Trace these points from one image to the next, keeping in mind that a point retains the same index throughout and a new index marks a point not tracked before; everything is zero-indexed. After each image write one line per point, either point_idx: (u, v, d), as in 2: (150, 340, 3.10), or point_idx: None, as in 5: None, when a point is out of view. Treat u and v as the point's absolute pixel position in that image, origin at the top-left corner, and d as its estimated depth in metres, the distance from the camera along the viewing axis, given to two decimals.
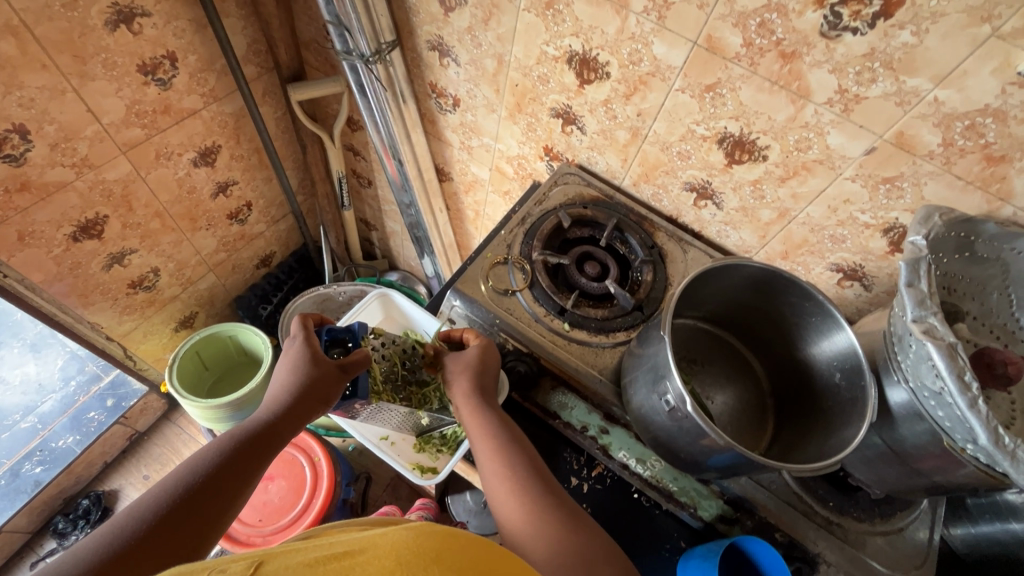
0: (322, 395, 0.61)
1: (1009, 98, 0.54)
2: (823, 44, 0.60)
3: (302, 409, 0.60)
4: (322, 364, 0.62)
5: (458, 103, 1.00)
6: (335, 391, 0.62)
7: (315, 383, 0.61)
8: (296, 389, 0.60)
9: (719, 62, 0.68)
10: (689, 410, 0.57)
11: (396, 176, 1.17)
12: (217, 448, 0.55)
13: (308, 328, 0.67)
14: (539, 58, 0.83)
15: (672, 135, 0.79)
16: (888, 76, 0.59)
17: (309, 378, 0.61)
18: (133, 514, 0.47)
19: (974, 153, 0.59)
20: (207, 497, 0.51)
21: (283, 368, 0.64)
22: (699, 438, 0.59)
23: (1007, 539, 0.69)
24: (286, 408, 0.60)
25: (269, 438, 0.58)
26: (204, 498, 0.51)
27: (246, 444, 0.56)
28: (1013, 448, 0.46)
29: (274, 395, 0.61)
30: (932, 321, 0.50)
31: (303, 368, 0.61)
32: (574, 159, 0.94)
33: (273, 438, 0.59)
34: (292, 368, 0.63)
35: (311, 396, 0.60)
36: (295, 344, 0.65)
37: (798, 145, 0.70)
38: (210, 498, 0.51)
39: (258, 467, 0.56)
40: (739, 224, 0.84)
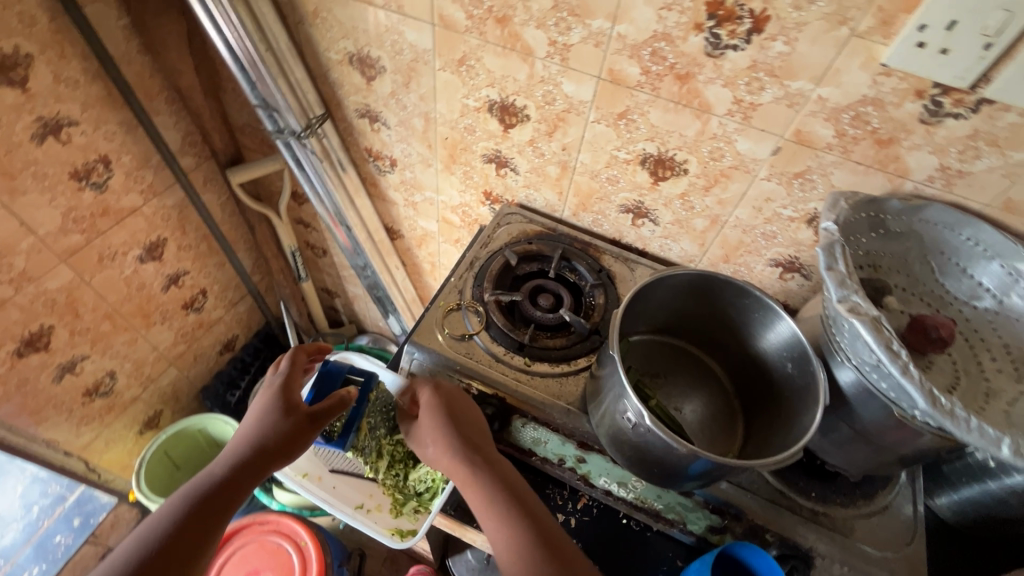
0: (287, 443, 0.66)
1: (881, 87, 0.59)
2: (711, 62, 0.65)
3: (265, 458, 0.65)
4: (294, 414, 0.67)
5: (395, 163, 1.03)
6: (305, 440, 0.67)
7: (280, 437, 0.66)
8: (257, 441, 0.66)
9: (624, 91, 0.73)
10: (649, 424, 0.58)
11: (348, 242, 1.20)
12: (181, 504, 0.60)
13: (290, 370, 0.74)
14: (461, 111, 0.87)
15: (597, 163, 0.83)
16: (774, 82, 0.64)
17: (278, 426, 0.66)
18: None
19: (865, 139, 0.64)
20: (176, 549, 0.56)
21: (255, 408, 0.70)
22: (665, 450, 0.59)
23: (988, 499, 0.70)
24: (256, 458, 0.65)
25: (227, 489, 0.62)
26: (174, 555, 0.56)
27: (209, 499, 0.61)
28: (950, 406, 0.47)
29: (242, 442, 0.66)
30: (855, 299, 0.53)
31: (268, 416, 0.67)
32: (514, 200, 0.97)
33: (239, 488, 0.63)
34: (259, 419, 0.68)
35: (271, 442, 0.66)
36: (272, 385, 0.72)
37: (712, 155, 0.74)
38: (180, 554, 0.56)
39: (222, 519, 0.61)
40: (678, 236, 0.87)
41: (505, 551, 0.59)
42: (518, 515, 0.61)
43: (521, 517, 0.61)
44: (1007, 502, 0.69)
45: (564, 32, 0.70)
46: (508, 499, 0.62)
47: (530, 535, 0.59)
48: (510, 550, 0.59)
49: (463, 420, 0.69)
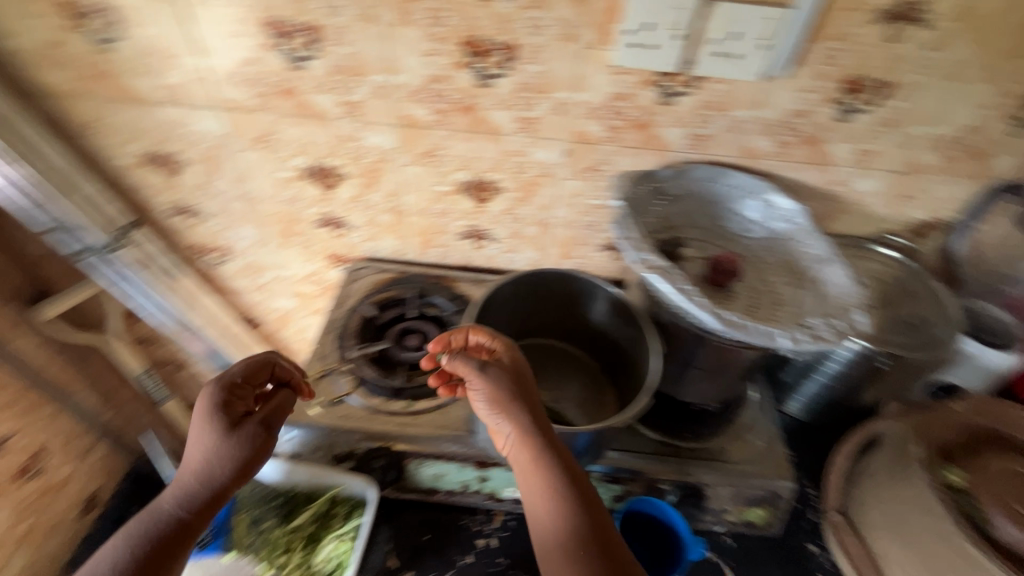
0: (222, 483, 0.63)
1: (622, 83, 0.71)
2: (485, 92, 0.73)
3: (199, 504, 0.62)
4: (244, 428, 0.65)
5: (229, 251, 0.99)
6: (267, 447, 0.66)
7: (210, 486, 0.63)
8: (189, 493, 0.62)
9: (422, 132, 0.78)
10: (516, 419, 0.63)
11: (203, 347, 1.12)
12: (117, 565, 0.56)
13: (220, 393, 0.66)
14: (278, 185, 0.87)
15: (424, 201, 0.88)
16: (541, 97, 0.73)
17: (229, 448, 0.63)
18: None
19: (628, 126, 0.76)
20: None
21: (195, 438, 0.63)
22: (538, 437, 0.64)
23: (817, 387, 0.84)
24: (192, 501, 0.62)
25: (179, 537, 0.60)
26: None
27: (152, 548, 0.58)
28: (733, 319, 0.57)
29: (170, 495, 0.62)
30: (649, 255, 0.62)
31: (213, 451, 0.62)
32: (360, 255, 0.98)
33: (183, 532, 0.60)
34: (209, 446, 0.62)
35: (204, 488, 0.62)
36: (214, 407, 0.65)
37: (518, 168, 0.82)
38: None
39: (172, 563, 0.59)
40: (519, 246, 0.95)
41: (542, 516, 0.59)
42: (569, 485, 0.59)
43: (582, 507, 0.59)
44: (829, 384, 0.83)
45: (349, 92, 0.74)
46: (557, 462, 0.60)
47: (591, 529, 0.57)
48: (568, 538, 0.57)
49: (527, 384, 0.64)
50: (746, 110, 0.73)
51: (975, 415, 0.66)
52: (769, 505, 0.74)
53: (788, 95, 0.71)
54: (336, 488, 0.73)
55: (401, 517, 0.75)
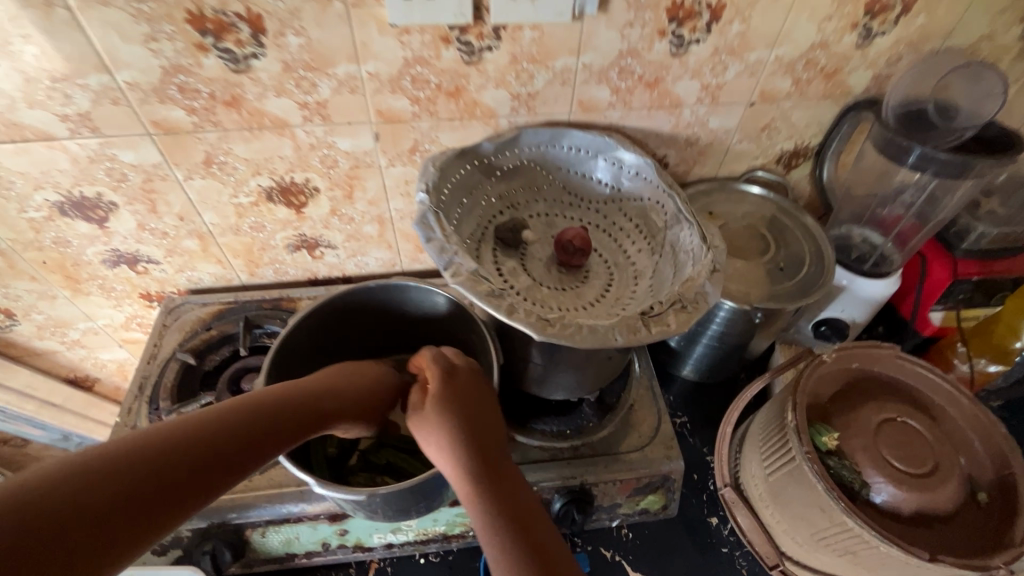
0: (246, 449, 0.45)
1: (412, 45, 0.58)
2: (246, 78, 0.58)
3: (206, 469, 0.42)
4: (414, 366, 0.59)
5: (11, 313, 0.81)
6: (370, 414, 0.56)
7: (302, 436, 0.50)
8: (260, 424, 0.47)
9: (188, 138, 0.63)
10: (317, 489, 0.52)
11: (51, 432, 0.99)
12: (245, 412, 0.46)
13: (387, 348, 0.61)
14: (33, 227, 0.69)
15: (230, 217, 0.73)
16: (320, 75, 0.59)
17: (378, 380, 0.57)
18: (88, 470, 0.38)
19: (438, 96, 0.63)
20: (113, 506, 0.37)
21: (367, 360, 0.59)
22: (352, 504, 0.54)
23: (703, 349, 0.79)
24: (320, 401, 0.51)
25: (233, 443, 0.44)
26: (102, 511, 0.36)
27: (244, 421, 0.46)
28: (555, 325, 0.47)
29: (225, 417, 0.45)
30: (457, 260, 0.50)
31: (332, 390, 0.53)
32: (180, 288, 0.83)
33: (263, 439, 0.46)
34: (354, 367, 0.57)
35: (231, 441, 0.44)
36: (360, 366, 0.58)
37: (326, 163, 0.69)
38: (125, 511, 0.37)
39: (198, 493, 0.41)
40: (364, 248, 0.82)
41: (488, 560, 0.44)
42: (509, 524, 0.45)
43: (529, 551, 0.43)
44: (714, 345, 0.77)
45: (67, 102, 0.57)
46: (496, 499, 0.47)
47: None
48: None
49: (470, 401, 0.53)
50: (567, 58, 0.62)
51: (846, 361, 0.62)
52: (662, 488, 0.69)
53: (610, 34, 0.61)
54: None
55: None
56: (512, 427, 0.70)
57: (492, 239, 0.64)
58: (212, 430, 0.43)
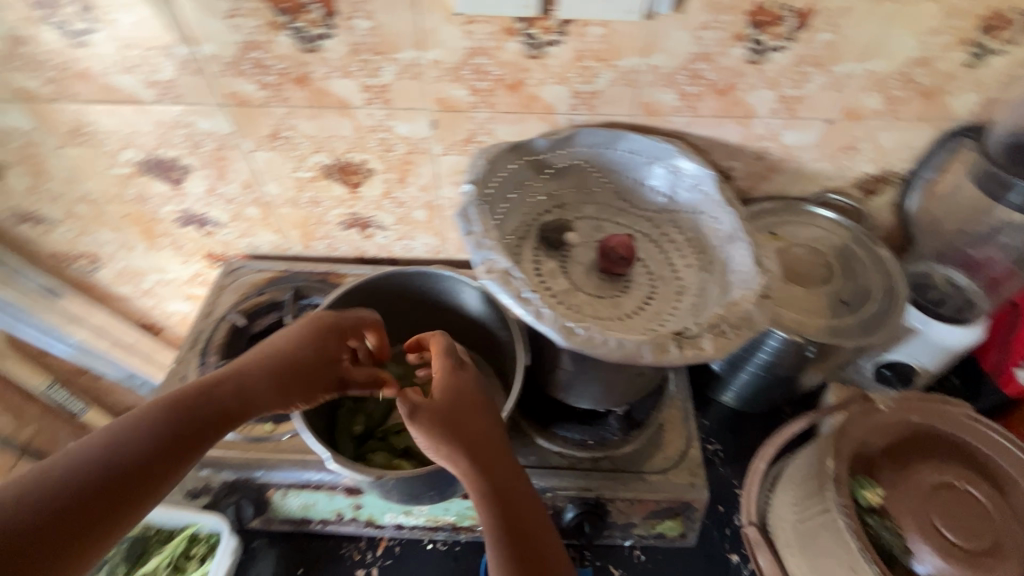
0: (205, 429, 0.49)
1: (476, 35, 0.58)
2: (314, 58, 0.60)
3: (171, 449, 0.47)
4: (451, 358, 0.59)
5: (96, 258, 0.89)
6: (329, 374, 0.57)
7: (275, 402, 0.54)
8: (216, 399, 0.50)
9: (258, 111, 0.66)
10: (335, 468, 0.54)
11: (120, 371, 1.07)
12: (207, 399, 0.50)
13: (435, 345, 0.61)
14: (119, 182, 0.75)
15: (290, 190, 0.76)
16: (384, 59, 0.60)
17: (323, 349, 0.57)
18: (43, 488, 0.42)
19: (497, 88, 0.63)
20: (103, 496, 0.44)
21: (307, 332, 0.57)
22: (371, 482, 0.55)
23: (748, 377, 0.74)
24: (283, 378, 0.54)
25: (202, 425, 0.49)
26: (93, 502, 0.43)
27: (205, 411, 0.50)
28: (584, 334, 0.45)
29: (109, 439, 0.45)
30: (491, 256, 0.49)
31: (301, 358, 0.55)
32: (241, 253, 0.88)
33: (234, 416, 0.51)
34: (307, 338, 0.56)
35: (153, 441, 0.46)
36: (328, 321, 0.59)
37: (383, 146, 0.70)
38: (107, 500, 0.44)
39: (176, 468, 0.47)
40: (412, 233, 0.83)
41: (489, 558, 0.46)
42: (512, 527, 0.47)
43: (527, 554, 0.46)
44: (760, 374, 0.72)
45: (154, 70, 0.61)
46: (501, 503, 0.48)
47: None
48: None
49: (475, 399, 0.53)
50: (634, 58, 0.60)
51: (906, 412, 0.56)
52: (681, 516, 0.66)
53: (682, 35, 0.58)
54: (191, 526, 0.66)
55: (275, 547, 0.68)
56: (534, 429, 0.69)
57: (535, 238, 0.62)
58: (143, 437, 0.46)
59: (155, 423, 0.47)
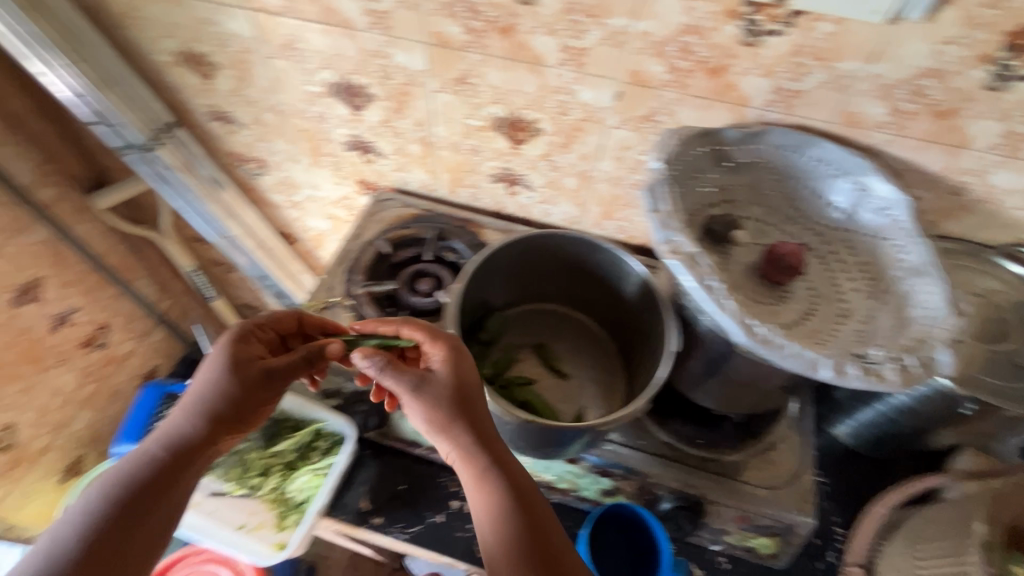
0: (167, 473, 0.51)
1: (695, 12, 0.56)
2: (526, 11, 0.61)
3: (138, 504, 0.48)
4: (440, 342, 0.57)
5: (264, 164, 0.97)
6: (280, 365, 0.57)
7: (214, 423, 0.54)
8: (160, 453, 0.52)
9: (454, 54, 0.68)
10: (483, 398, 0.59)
11: (249, 263, 1.15)
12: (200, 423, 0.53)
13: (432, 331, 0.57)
14: (307, 99, 0.81)
15: (456, 135, 0.79)
16: (593, 23, 0.60)
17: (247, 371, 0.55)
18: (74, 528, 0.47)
19: (697, 70, 0.61)
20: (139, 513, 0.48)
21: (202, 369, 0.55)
22: (503, 418, 0.59)
23: (877, 417, 0.70)
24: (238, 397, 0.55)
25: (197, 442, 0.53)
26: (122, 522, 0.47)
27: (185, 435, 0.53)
28: (763, 334, 0.45)
29: (72, 516, 0.47)
30: (676, 238, 0.49)
31: (217, 391, 0.54)
32: (390, 185, 0.93)
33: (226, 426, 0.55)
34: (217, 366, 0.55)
35: (150, 472, 0.50)
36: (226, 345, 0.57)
37: (560, 109, 0.71)
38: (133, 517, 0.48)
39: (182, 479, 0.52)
40: (555, 199, 0.84)
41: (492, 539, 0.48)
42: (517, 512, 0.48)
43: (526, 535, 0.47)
44: (893, 417, 0.68)
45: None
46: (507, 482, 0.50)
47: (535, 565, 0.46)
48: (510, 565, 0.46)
49: (467, 396, 0.54)
50: (856, 63, 0.56)
51: None
52: (779, 537, 0.65)
53: (920, 47, 0.54)
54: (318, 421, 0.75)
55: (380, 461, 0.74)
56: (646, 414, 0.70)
57: (702, 228, 0.61)
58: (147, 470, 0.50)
59: (103, 491, 0.49)
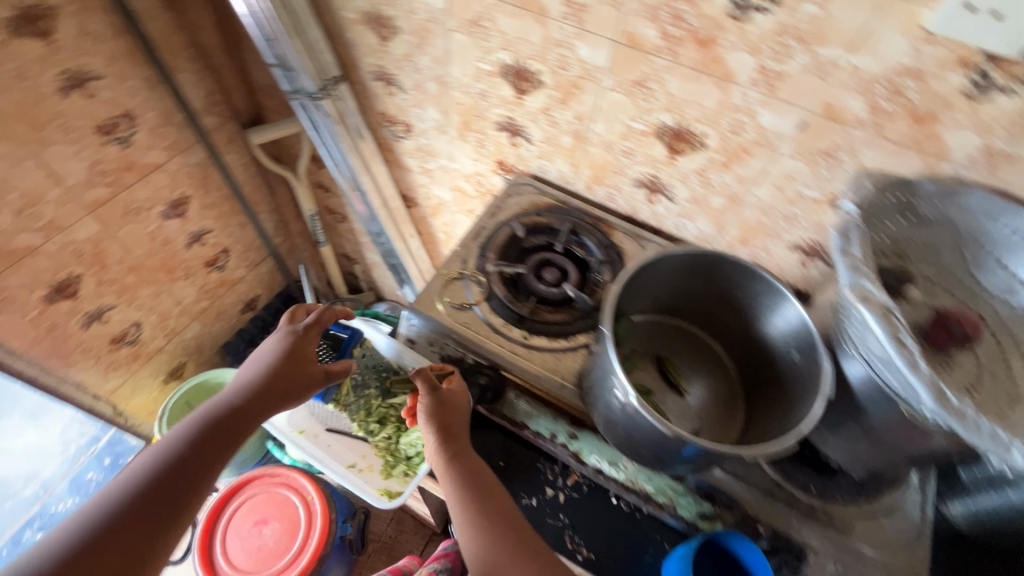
0: (188, 456, 0.61)
1: (922, 56, 0.54)
2: (734, 26, 0.60)
3: (180, 472, 0.60)
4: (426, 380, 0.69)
5: (410, 128, 1.02)
6: (303, 376, 0.73)
7: (241, 407, 0.67)
8: (211, 418, 0.65)
9: (641, 57, 0.68)
10: (636, 405, 0.55)
11: (363, 208, 1.18)
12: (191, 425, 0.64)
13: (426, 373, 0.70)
14: (475, 75, 0.84)
15: (613, 134, 0.80)
16: (803, 49, 0.59)
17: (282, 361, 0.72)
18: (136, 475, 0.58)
19: (900, 114, 0.59)
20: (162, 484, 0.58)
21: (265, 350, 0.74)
22: (653, 433, 0.56)
23: (1005, 510, 0.60)
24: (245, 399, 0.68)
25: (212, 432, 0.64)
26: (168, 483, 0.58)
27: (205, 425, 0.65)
28: (960, 408, 0.42)
29: (161, 447, 0.62)
30: (867, 285, 0.48)
31: (271, 372, 0.71)
32: (527, 170, 0.94)
33: (237, 422, 0.66)
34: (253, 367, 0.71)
35: (188, 448, 0.62)
36: (281, 338, 0.75)
37: (733, 128, 0.70)
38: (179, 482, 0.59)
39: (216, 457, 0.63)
40: (694, 214, 0.84)
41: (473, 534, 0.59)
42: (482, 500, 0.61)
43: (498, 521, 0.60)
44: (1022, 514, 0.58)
45: None
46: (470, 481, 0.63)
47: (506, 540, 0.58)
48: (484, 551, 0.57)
49: (452, 414, 0.68)
50: None
51: None
52: None
53: None
54: None
55: (479, 436, 0.75)
56: None
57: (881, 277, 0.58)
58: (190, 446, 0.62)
59: (184, 437, 0.63)
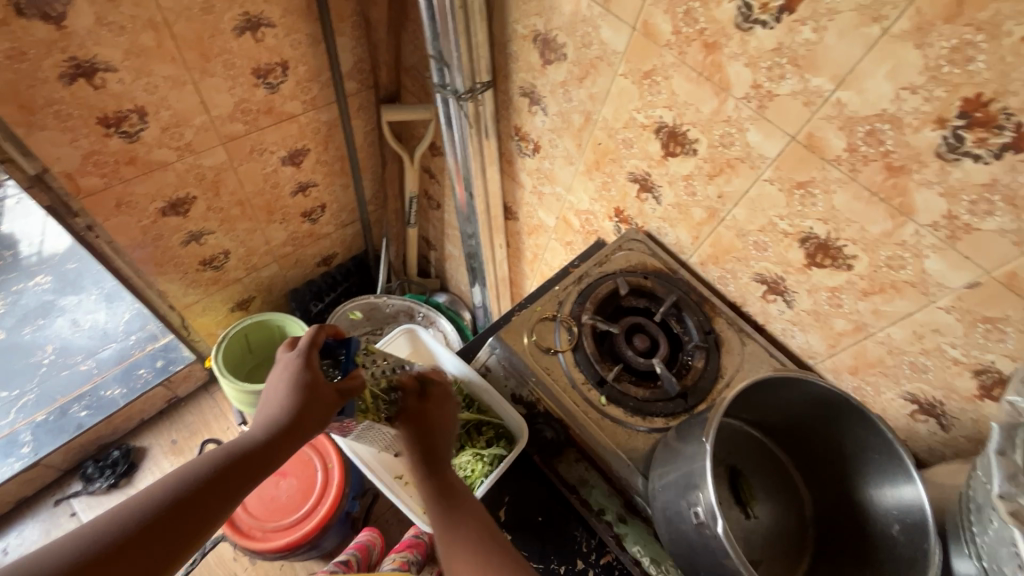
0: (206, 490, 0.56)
1: None
2: (935, 164, 0.55)
3: (196, 506, 0.55)
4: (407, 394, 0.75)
5: (538, 149, 1.01)
6: (328, 415, 0.65)
7: (270, 442, 0.62)
8: (239, 451, 0.60)
9: (816, 161, 0.64)
10: (718, 531, 0.52)
11: (464, 205, 1.16)
12: (218, 453, 0.60)
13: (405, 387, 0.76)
14: (626, 122, 0.82)
15: (751, 224, 0.76)
16: (1008, 211, 0.53)
17: (308, 397, 0.64)
18: (146, 502, 0.53)
19: None
20: (173, 520, 0.53)
21: (288, 380, 0.66)
22: (723, 564, 0.52)
23: None
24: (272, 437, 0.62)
25: (236, 466, 0.59)
26: (181, 517, 0.53)
27: (232, 458, 0.60)
28: None
29: (181, 472, 0.57)
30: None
31: (293, 408, 0.63)
32: (644, 227, 0.91)
33: (262, 458, 0.61)
34: (282, 399, 0.64)
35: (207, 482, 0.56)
36: (294, 363, 0.67)
37: (889, 261, 0.65)
38: (192, 513, 0.54)
39: (234, 494, 0.58)
40: (808, 327, 0.78)
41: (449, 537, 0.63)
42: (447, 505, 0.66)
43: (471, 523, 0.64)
44: None
45: (774, 80, 0.62)
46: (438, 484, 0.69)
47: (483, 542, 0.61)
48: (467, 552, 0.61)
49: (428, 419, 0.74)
50: None
51: None
52: None
53: None
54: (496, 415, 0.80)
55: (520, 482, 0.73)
56: None
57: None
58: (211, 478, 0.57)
59: (207, 462, 0.58)
